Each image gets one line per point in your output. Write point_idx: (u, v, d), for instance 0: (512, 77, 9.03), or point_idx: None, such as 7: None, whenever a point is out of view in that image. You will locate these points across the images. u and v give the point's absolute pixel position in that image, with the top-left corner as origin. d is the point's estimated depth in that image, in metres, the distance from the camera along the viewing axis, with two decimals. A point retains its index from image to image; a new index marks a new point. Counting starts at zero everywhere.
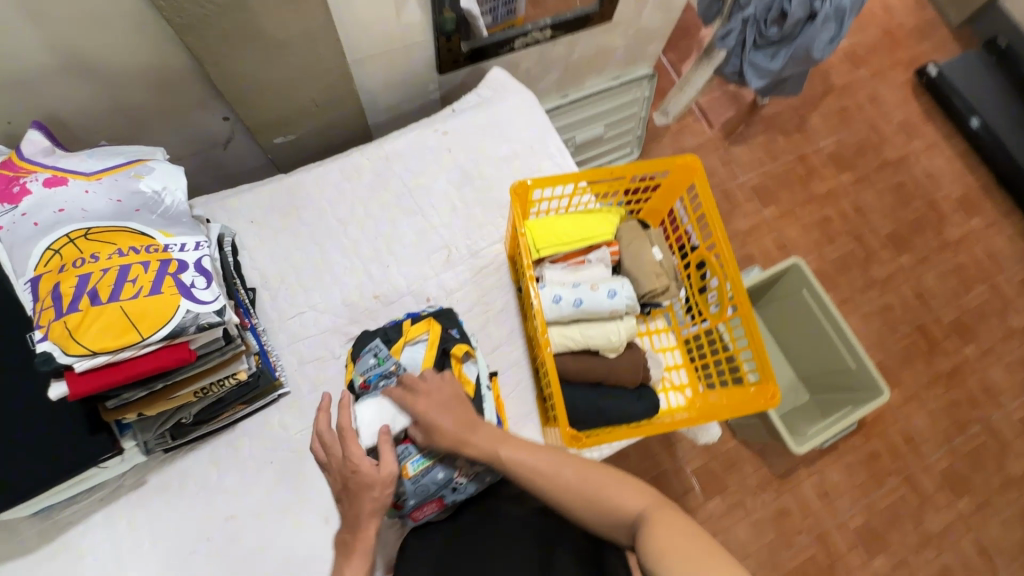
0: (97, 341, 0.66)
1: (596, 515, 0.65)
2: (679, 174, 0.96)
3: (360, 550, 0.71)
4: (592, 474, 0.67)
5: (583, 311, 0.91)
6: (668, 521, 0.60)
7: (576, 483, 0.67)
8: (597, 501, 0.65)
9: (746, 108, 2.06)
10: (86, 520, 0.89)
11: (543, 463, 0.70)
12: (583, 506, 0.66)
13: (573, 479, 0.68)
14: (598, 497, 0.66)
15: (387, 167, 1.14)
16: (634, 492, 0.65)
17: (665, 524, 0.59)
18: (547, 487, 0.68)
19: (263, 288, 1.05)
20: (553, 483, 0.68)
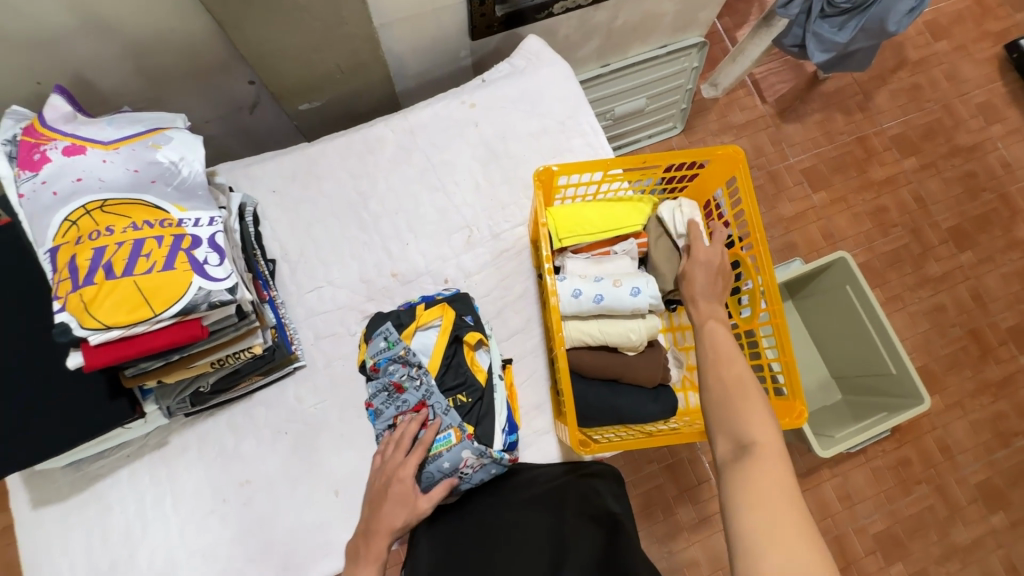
0: (109, 316, 0.67)
1: (721, 417, 0.65)
2: (719, 166, 0.86)
3: (372, 558, 0.72)
4: (751, 391, 0.65)
5: (603, 307, 0.86)
6: (769, 470, 0.58)
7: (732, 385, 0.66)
8: (727, 408, 0.65)
9: (804, 81, 1.89)
10: (114, 473, 0.94)
11: (725, 346, 0.70)
12: (722, 398, 0.66)
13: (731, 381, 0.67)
14: (736, 405, 0.65)
15: (411, 141, 1.10)
16: (769, 427, 0.62)
17: (765, 472, 0.58)
18: (710, 363, 0.70)
19: (283, 260, 1.04)
20: (716, 362, 0.70)
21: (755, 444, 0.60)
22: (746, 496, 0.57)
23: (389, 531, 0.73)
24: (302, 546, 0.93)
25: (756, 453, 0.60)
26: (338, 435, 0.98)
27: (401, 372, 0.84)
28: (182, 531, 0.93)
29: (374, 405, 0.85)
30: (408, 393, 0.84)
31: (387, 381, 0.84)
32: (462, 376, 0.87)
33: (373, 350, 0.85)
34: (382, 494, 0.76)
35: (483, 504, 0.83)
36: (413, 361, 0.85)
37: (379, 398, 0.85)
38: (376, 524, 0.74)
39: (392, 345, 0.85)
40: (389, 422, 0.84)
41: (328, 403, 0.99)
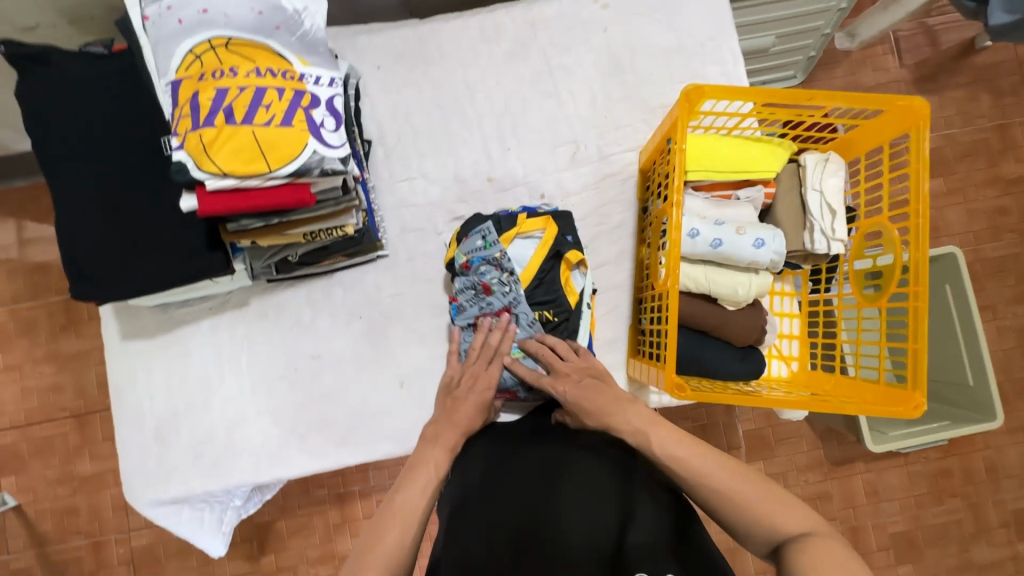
0: (227, 163, 0.64)
1: (748, 525, 0.61)
2: (891, 120, 0.74)
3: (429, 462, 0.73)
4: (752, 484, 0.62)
5: (718, 254, 0.79)
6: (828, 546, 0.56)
7: (735, 490, 0.62)
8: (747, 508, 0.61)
9: (956, 49, 1.65)
10: (197, 323, 0.97)
11: (686, 459, 0.65)
12: (735, 515, 0.61)
13: (733, 482, 0.63)
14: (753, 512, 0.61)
15: (531, 36, 1.00)
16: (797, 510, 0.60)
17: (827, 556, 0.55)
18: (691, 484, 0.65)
19: (379, 143, 1.00)
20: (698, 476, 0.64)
21: (805, 536, 0.58)
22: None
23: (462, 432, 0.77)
24: (360, 425, 0.96)
25: (811, 539, 0.57)
26: (408, 330, 0.97)
27: (491, 274, 0.84)
28: (253, 389, 0.97)
29: (459, 300, 0.88)
30: (494, 297, 0.85)
31: (477, 281, 0.85)
32: (554, 293, 0.85)
33: (470, 248, 0.85)
34: (452, 399, 0.81)
35: (553, 424, 0.81)
36: (506, 266, 0.84)
37: (467, 295, 0.87)
38: (455, 417, 0.78)
39: (490, 247, 0.84)
40: (471, 319, 0.88)
41: (404, 298, 0.98)
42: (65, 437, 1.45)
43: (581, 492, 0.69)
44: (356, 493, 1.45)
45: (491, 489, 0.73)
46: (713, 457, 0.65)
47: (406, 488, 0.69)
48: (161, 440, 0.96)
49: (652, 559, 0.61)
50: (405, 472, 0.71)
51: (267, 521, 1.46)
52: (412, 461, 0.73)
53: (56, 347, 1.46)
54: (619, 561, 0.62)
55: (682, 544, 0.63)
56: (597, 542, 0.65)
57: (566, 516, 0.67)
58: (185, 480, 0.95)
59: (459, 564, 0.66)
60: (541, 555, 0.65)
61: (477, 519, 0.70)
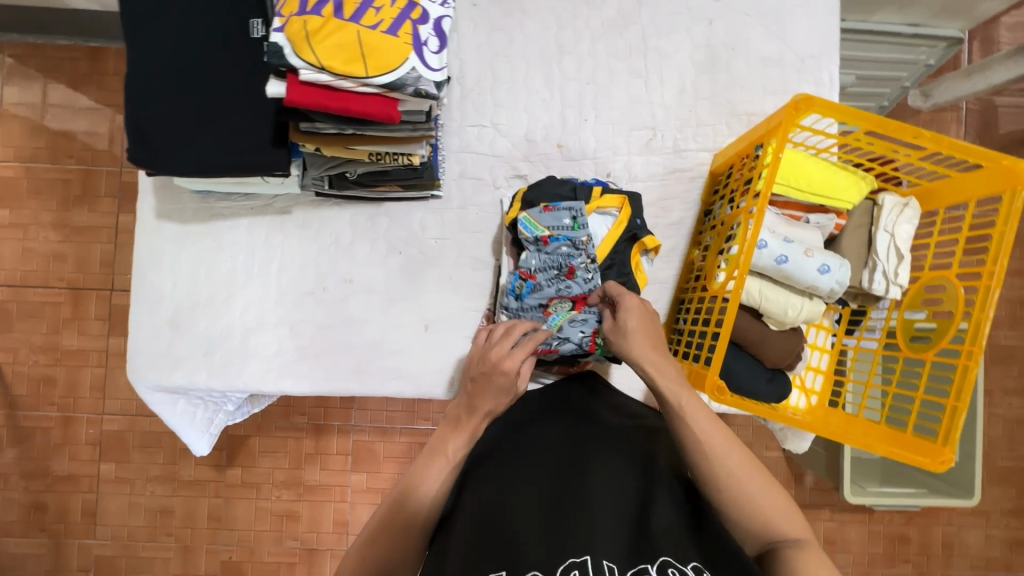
0: (327, 56, 0.62)
1: (746, 516, 0.62)
2: (989, 177, 0.73)
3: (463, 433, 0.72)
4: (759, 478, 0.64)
5: (779, 271, 0.78)
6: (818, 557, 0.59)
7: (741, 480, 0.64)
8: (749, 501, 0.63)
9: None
10: (234, 219, 0.95)
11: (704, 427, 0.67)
12: (734, 504, 0.63)
13: (742, 470, 0.64)
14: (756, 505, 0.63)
15: (634, 10, 0.97)
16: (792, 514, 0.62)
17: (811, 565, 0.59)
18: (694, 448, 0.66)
19: (457, 82, 0.97)
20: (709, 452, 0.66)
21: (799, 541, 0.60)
22: None
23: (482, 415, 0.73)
24: (375, 359, 0.95)
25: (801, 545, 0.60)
26: (444, 277, 0.96)
27: (580, 260, 0.82)
28: (277, 297, 0.95)
29: (536, 278, 0.83)
30: (575, 282, 0.82)
31: (564, 262, 0.82)
32: (623, 276, 0.86)
33: (551, 219, 0.83)
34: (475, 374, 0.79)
35: (579, 391, 0.81)
36: (590, 253, 0.83)
37: (546, 273, 0.83)
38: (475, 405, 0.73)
39: (575, 227, 0.82)
40: (543, 300, 0.83)
41: (446, 243, 0.96)
42: (57, 308, 1.42)
43: (607, 473, 0.67)
44: (334, 428, 1.45)
45: (508, 477, 0.68)
46: (730, 443, 0.66)
47: (420, 497, 0.67)
48: (176, 326, 0.94)
49: (675, 543, 0.60)
50: (419, 460, 0.71)
51: (241, 436, 1.45)
52: (429, 449, 0.72)
53: (66, 217, 1.42)
54: (643, 542, 0.60)
55: (700, 534, 0.62)
56: (621, 520, 0.62)
57: (592, 492, 0.64)
58: (190, 373, 0.94)
59: (473, 528, 0.64)
60: (561, 524, 0.61)
61: (495, 486, 0.67)
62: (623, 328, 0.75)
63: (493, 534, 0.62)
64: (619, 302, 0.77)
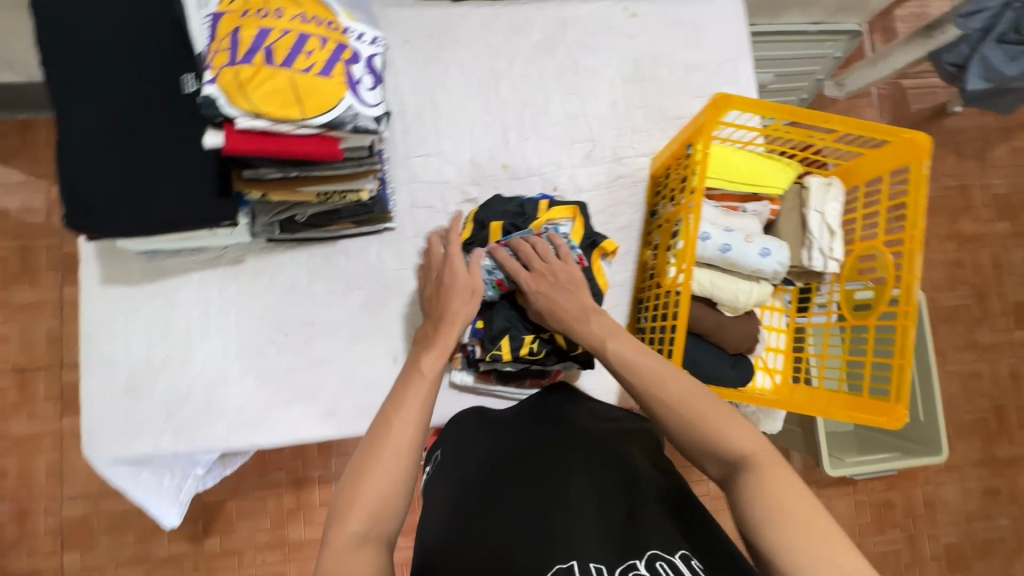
0: (261, 103, 0.62)
1: (693, 439, 0.62)
2: (896, 152, 0.79)
3: (441, 346, 0.71)
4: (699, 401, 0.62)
5: (725, 259, 0.82)
6: (770, 472, 0.56)
7: (681, 405, 0.62)
8: (694, 425, 0.61)
9: (930, 112, 1.79)
10: (186, 275, 0.93)
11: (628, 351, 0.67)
12: (682, 431, 0.62)
13: (684, 393, 0.63)
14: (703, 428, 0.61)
15: (560, 32, 1.02)
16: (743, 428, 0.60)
17: (770, 480, 0.56)
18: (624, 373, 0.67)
19: (399, 116, 0.99)
20: (641, 377, 0.65)
21: (748, 454, 0.58)
22: (770, 508, 0.54)
23: (461, 320, 0.74)
24: (348, 398, 0.94)
25: (751, 461, 0.57)
26: (408, 307, 0.96)
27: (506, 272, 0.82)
28: (239, 349, 0.93)
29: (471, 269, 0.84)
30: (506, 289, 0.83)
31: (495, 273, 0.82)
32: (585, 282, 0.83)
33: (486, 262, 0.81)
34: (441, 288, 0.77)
35: (554, 400, 0.83)
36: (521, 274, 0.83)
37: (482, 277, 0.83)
38: (448, 314, 0.74)
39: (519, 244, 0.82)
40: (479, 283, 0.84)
41: (406, 273, 0.97)
42: (3, 393, 1.34)
43: (588, 479, 0.68)
44: (316, 478, 1.41)
45: (493, 493, 0.68)
46: (667, 369, 0.65)
47: (398, 424, 0.62)
48: (132, 393, 0.91)
49: (664, 532, 0.60)
50: (396, 387, 0.67)
51: (218, 500, 1.38)
52: (404, 375, 0.69)
53: (5, 296, 1.35)
54: (632, 539, 0.60)
55: (687, 522, 0.63)
56: (608, 524, 0.63)
57: (576, 500, 0.65)
58: (153, 440, 0.90)
59: (460, 547, 0.63)
60: (548, 535, 0.61)
61: (481, 505, 0.67)
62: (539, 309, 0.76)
63: (482, 550, 0.62)
64: (523, 287, 0.77)
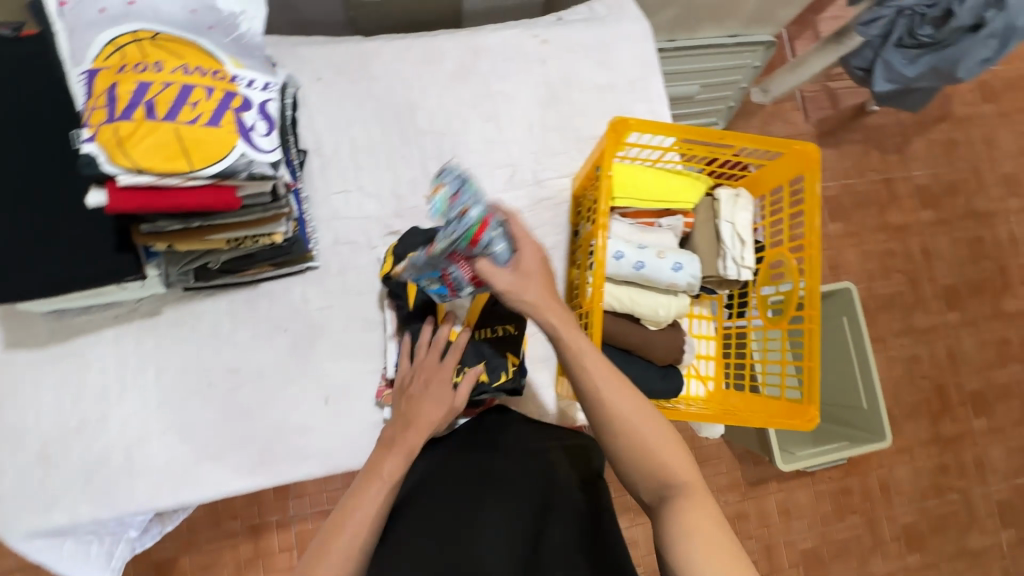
0: (144, 159, 0.61)
1: (638, 464, 0.65)
2: (790, 163, 0.84)
3: (406, 449, 0.72)
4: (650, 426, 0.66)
5: (640, 276, 0.85)
6: (700, 505, 0.62)
7: (631, 428, 0.66)
8: (642, 449, 0.65)
9: (851, 110, 1.88)
10: (99, 332, 0.90)
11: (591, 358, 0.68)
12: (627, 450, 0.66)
13: (635, 416, 0.66)
14: (648, 451, 0.65)
15: (473, 61, 1.03)
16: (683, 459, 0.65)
17: (695, 507, 0.62)
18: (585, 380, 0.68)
19: (315, 153, 0.99)
20: (601, 390, 0.67)
21: (683, 486, 0.63)
22: (693, 538, 0.60)
23: (427, 426, 0.75)
24: (280, 443, 0.91)
25: (685, 495, 0.63)
26: (337, 346, 0.95)
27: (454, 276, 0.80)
28: (160, 403, 0.90)
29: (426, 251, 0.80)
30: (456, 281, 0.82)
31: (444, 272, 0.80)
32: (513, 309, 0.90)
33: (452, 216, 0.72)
34: (419, 395, 0.77)
35: (493, 417, 0.85)
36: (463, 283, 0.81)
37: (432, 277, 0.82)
38: (416, 419, 0.75)
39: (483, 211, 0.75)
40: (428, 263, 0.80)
41: (333, 311, 0.95)
42: None
43: (509, 501, 0.71)
44: (271, 524, 1.35)
45: (419, 512, 0.70)
46: (627, 391, 0.68)
47: (356, 512, 0.65)
48: (46, 461, 0.86)
49: (566, 560, 0.66)
50: (357, 483, 0.68)
51: (167, 559, 1.32)
52: (365, 472, 0.70)
53: None
54: (536, 562, 0.66)
55: (592, 545, 0.68)
56: (519, 545, 0.67)
57: (495, 525, 0.68)
58: (70, 509, 0.85)
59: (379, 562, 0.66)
60: (463, 558, 0.65)
61: (408, 524, 0.69)
62: (514, 260, 0.71)
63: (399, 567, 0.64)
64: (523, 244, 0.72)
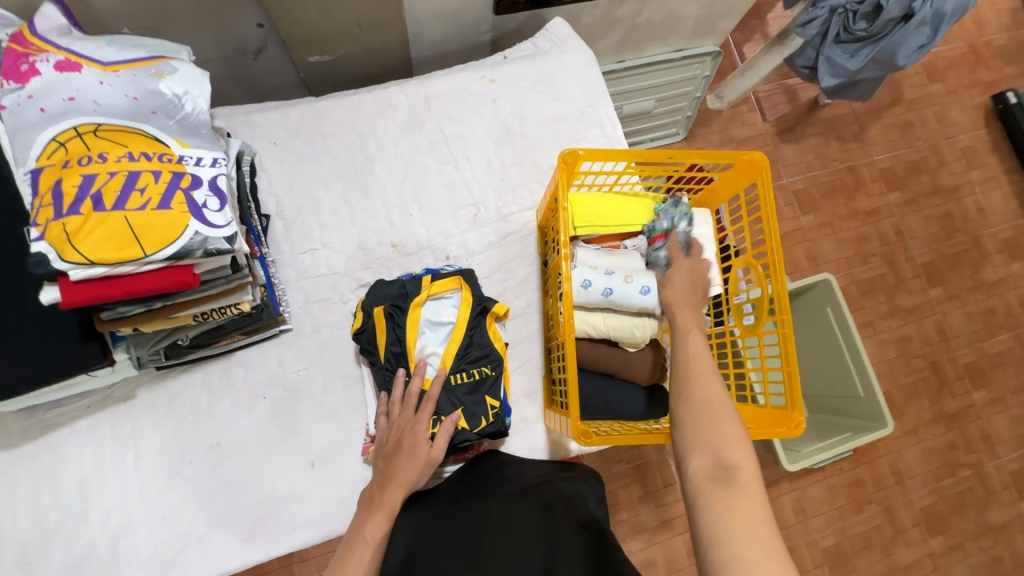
0: (94, 251, 0.61)
1: (698, 434, 0.62)
2: (741, 172, 0.88)
3: (384, 509, 0.72)
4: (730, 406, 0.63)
5: (610, 301, 0.85)
6: (749, 495, 0.56)
7: (708, 397, 0.64)
8: (709, 420, 0.62)
9: (805, 105, 1.92)
10: (72, 424, 0.87)
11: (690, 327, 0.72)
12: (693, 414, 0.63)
13: (715, 391, 0.64)
14: (713, 421, 0.62)
15: (425, 108, 1.05)
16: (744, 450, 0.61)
17: (744, 497, 0.56)
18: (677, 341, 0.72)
19: (278, 217, 0.99)
20: (691, 355, 0.68)
21: (738, 469, 0.58)
22: (732, 521, 0.54)
23: (405, 484, 0.75)
24: (269, 515, 0.89)
25: (738, 480, 0.57)
26: (319, 407, 0.93)
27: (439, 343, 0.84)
28: (142, 488, 0.87)
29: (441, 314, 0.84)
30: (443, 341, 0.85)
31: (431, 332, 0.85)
32: (486, 348, 0.90)
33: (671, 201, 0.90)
34: (397, 450, 0.78)
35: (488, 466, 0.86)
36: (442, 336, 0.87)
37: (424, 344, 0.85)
38: (394, 476, 0.75)
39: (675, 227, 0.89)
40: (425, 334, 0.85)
41: (311, 372, 0.94)
42: None
43: (507, 549, 0.67)
44: None
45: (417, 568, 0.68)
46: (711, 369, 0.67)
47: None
48: (27, 567, 0.83)
49: None
50: (341, 553, 0.69)
51: None
52: (349, 538, 0.70)
53: None
54: None
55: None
56: None
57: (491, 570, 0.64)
58: None
59: None
60: None
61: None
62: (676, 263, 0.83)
63: None
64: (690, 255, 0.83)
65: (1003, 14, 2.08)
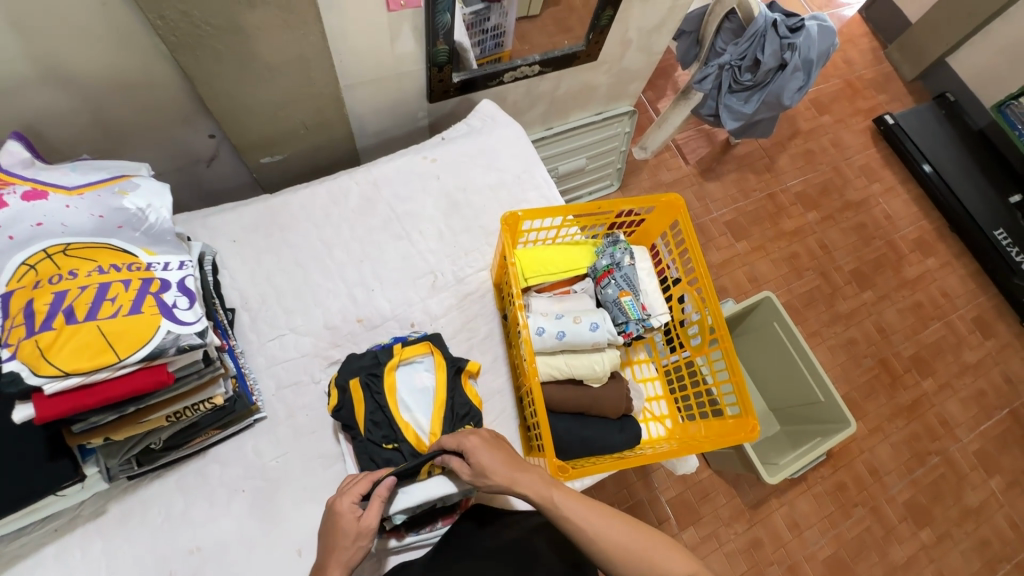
0: (69, 362, 0.64)
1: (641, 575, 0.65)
2: (664, 211, 1.01)
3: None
4: (641, 531, 0.68)
5: (565, 343, 0.92)
6: None
7: (626, 546, 0.67)
8: (638, 557, 0.66)
9: (719, 146, 2.15)
10: (35, 554, 0.82)
11: (558, 496, 0.70)
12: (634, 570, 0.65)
13: (621, 536, 0.68)
14: (645, 556, 0.66)
15: (376, 192, 1.14)
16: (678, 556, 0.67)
17: None
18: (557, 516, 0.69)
19: (243, 309, 1.02)
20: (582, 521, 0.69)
21: None
22: None
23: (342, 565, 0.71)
24: None
25: None
26: (301, 493, 0.93)
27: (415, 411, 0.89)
28: None
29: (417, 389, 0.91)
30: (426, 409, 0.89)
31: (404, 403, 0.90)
32: (467, 406, 0.94)
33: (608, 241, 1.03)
34: (329, 524, 0.74)
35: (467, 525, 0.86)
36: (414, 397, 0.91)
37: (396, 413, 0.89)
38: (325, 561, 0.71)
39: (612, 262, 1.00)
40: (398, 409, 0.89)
41: (290, 457, 0.95)
42: None
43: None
44: None
45: None
46: (603, 517, 0.69)
47: None
48: None
49: None
50: None
51: None
52: None
53: None
54: None
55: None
56: None
57: None
58: None
59: None
60: None
61: None
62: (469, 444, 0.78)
63: None
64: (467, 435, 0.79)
65: (866, 52, 2.42)
